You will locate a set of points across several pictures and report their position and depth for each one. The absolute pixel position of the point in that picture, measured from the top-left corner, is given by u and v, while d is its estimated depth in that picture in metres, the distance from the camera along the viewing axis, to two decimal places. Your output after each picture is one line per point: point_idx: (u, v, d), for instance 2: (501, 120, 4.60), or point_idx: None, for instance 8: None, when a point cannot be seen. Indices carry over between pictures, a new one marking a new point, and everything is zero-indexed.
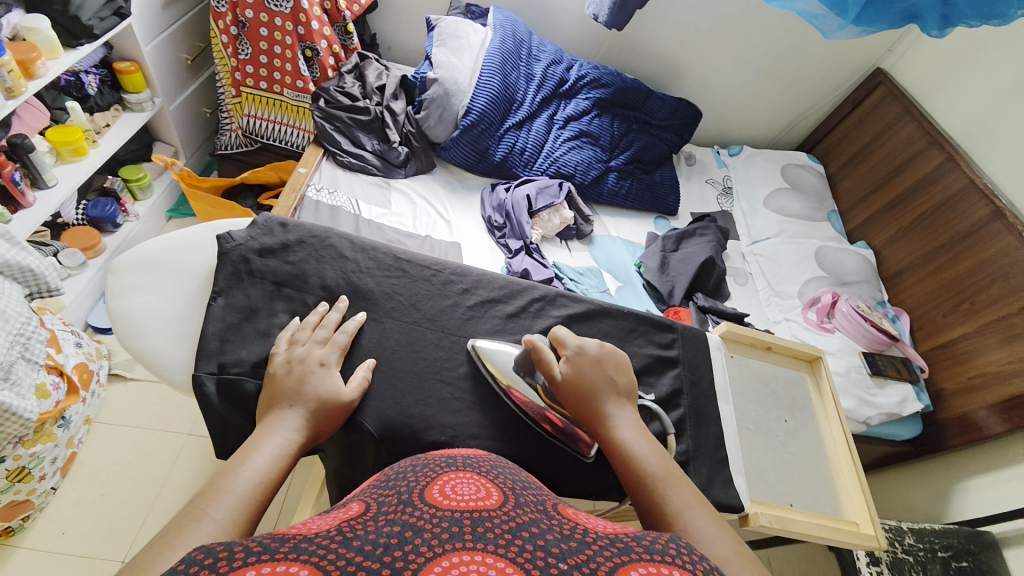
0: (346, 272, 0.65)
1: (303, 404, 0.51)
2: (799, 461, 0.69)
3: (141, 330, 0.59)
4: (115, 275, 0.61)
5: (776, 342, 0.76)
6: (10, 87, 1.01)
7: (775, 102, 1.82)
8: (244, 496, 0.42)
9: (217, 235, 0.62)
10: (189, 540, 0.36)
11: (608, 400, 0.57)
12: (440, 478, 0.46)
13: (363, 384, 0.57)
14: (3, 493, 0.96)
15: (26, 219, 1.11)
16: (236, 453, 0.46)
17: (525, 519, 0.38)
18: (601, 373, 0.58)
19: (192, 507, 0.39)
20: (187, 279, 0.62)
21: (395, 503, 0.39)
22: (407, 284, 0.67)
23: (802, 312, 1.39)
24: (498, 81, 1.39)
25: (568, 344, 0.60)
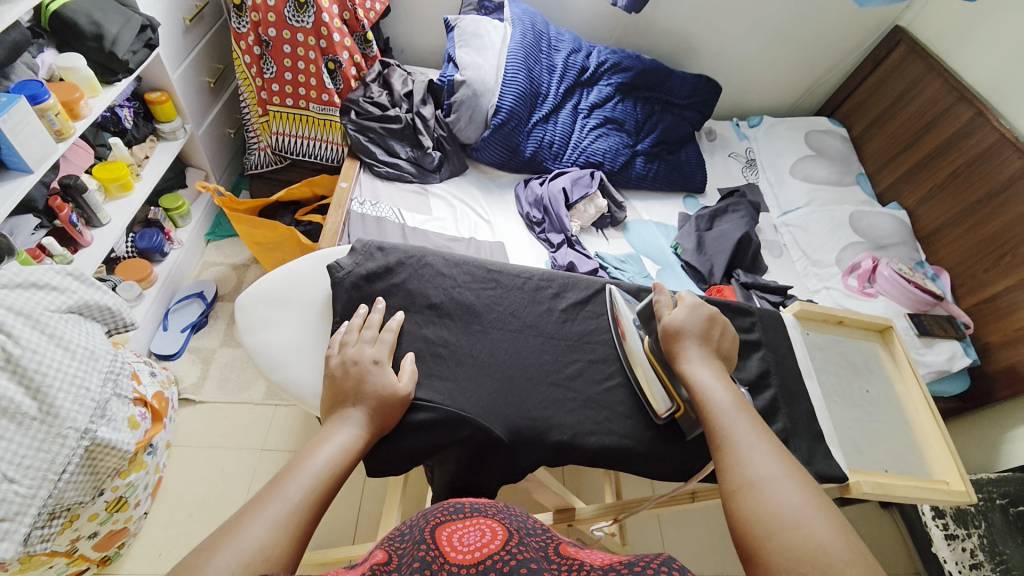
0: (447, 288, 0.67)
1: (365, 403, 0.54)
2: (886, 428, 0.73)
3: (277, 361, 0.61)
4: (243, 313, 0.64)
5: (848, 315, 0.79)
6: (60, 130, 0.99)
7: (793, 69, 1.81)
8: (315, 479, 0.46)
9: (328, 265, 0.65)
10: (267, 514, 0.41)
11: (694, 347, 0.60)
12: (449, 524, 0.50)
13: (412, 376, 0.59)
14: (102, 524, 0.99)
15: (86, 258, 1.14)
16: (310, 440, 0.49)
17: (524, 557, 0.44)
18: (696, 325, 0.61)
19: (271, 484, 0.44)
20: (309, 309, 0.65)
21: (409, 555, 0.45)
22: (503, 294, 0.69)
23: (842, 278, 1.41)
24: (524, 76, 1.40)
25: (687, 298, 0.64)
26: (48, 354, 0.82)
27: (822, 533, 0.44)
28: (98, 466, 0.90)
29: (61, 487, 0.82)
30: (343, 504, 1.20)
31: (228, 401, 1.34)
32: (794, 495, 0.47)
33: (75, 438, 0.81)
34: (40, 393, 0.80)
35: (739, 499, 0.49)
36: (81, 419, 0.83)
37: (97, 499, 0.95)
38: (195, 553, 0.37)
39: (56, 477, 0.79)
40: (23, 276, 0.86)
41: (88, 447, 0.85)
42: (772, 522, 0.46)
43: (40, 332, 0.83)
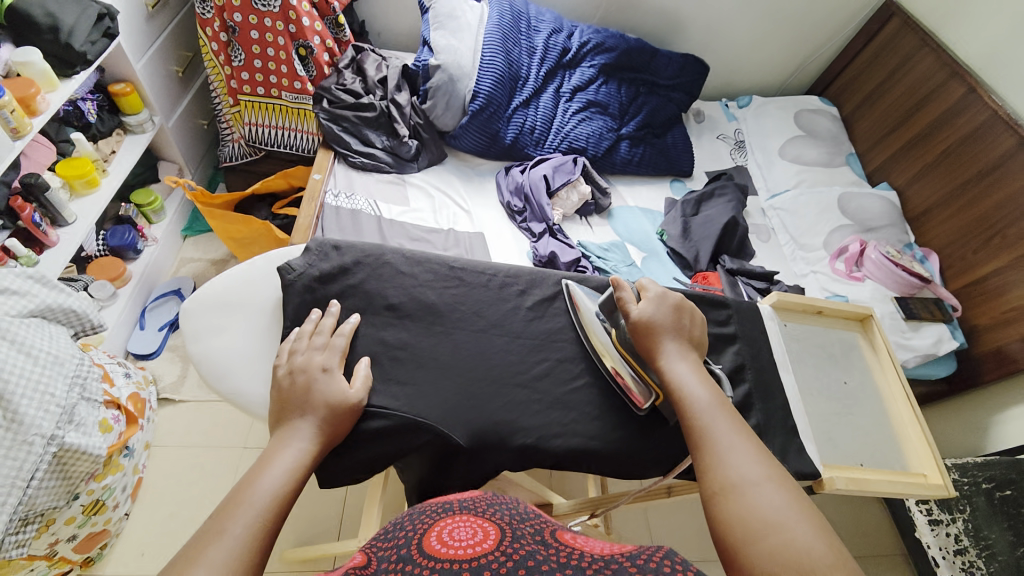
0: (407, 288, 0.65)
1: (314, 414, 0.52)
2: (865, 422, 0.72)
3: (224, 371, 0.60)
4: (189, 320, 0.61)
5: (827, 305, 0.78)
6: (16, 128, 0.95)
7: (782, 46, 1.76)
8: (261, 509, 0.44)
9: (278, 268, 0.63)
10: (206, 563, 0.39)
11: (667, 341, 0.59)
12: (438, 523, 0.48)
13: (366, 381, 0.58)
14: (81, 527, 0.98)
15: (52, 258, 1.10)
16: (253, 466, 0.47)
17: (522, 555, 0.42)
18: (667, 318, 0.60)
19: (212, 524, 0.42)
20: (259, 313, 0.63)
21: (393, 560, 0.43)
22: (468, 292, 0.67)
23: (830, 263, 1.39)
24: (502, 59, 1.35)
25: (650, 288, 0.62)
26: (11, 361, 0.79)
27: (805, 538, 0.43)
28: (70, 471, 0.88)
29: (31, 493, 0.80)
30: (327, 499, 1.20)
31: (208, 400, 1.32)
32: (777, 498, 0.46)
33: (42, 445, 0.80)
34: (2, 400, 0.77)
35: (720, 502, 0.48)
36: (47, 425, 0.81)
37: (72, 503, 0.93)
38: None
39: (25, 485, 0.78)
40: None
41: (56, 453, 0.83)
42: (756, 526, 0.44)
43: (1, 338, 0.80)
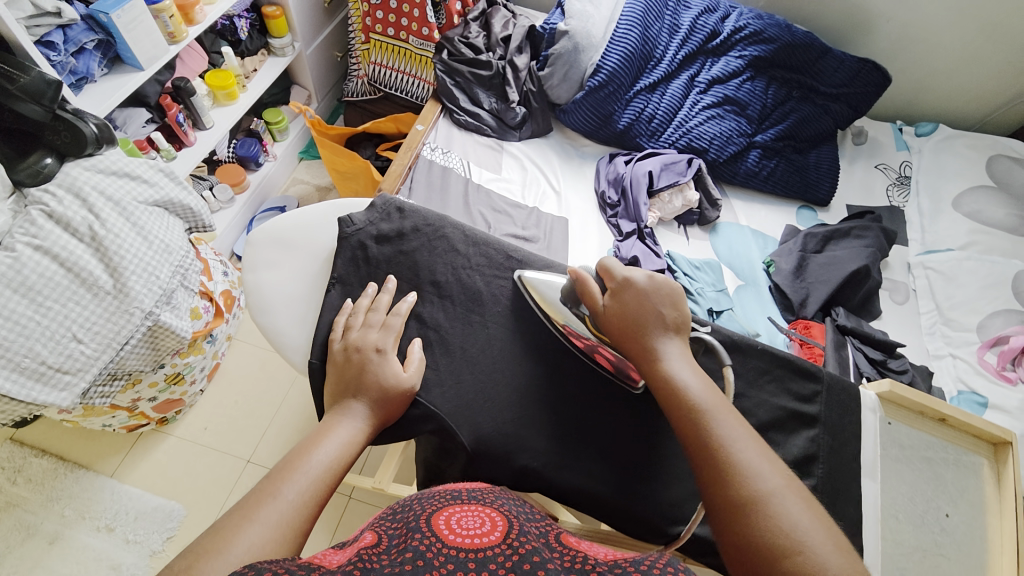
0: (456, 267, 0.64)
1: (367, 395, 0.52)
2: (953, 569, 0.58)
3: (268, 306, 0.62)
4: (252, 248, 0.63)
5: (954, 414, 0.62)
6: (172, 33, 1.06)
7: (1003, 70, 1.38)
8: (315, 479, 0.45)
9: (339, 218, 0.64)
10: (265, 516, 0.41)
11: (653, 332, 0.52)
12: (446, 508, 0.45)
13: (419, 365, 0.57)
14: (161, 391, 1.14)
15: (186, 157, 1.24)
16: (309, 436, 0.49)
17: (529, 550, 0.38)
18: (646, 303, 0.54)
19: (269, 484, 0.43)
20: (312, 259, 0.64)
21: (400, 536, 0.40)
22: (515, 287, 0.64)
23: (978, 351, 1.12)
24: (637, 35, 1.23)
25: (615, 274, 0.56)
26: (128, 240, 0.91)
27: (825, 558, 0.38)
28: (160, 343, 1.01)
29: (123, 354, 0.94)
30: None
31: None
32: (802, 513, 0.41)
33: (140, 317, 0.92)
34: (116, 272, 0.89)
35: (736, 521, 0.42)
36: (147, 302, 0.93)
37: (158, 370, 1.08)
38: (192, 552, 0.36)
39: (119, 346, 0.91)
40: (120, 165, 0.94)
41: (151, 326, 0.96)
42: (782, 548, 0.39)
43: (125, 218, 0.92)
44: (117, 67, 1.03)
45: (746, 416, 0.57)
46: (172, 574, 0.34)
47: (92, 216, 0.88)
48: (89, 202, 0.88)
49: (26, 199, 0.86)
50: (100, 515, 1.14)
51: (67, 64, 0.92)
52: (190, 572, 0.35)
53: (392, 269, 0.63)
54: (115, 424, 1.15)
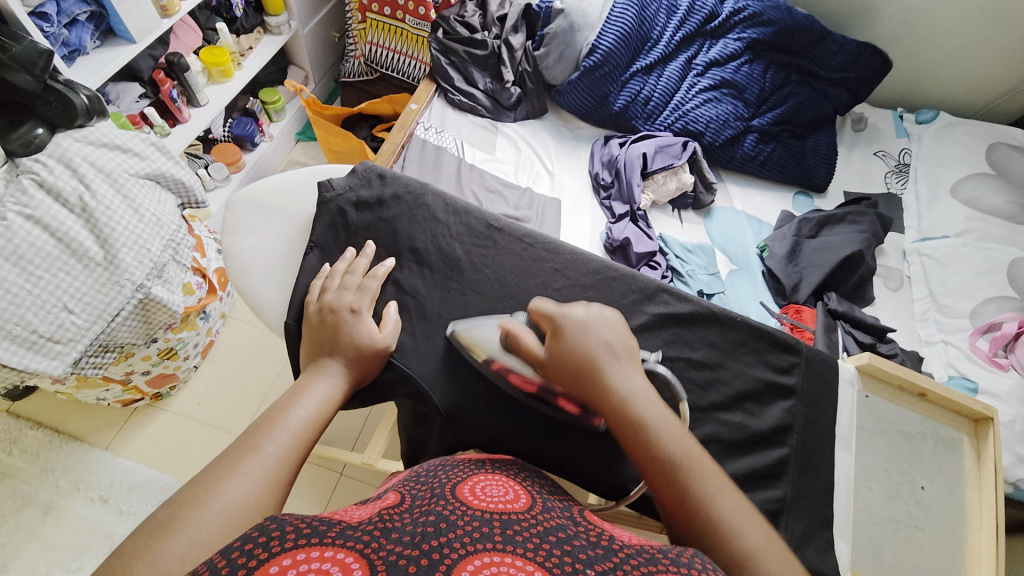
0: (435, 236, 0.64)
1: (342, 354, 0.53)
2: (925, 539, 0.59)
3: (245, 269, 0.62)
4: (231, 213, 0.64)
5: (933, 389, 0.62)
6: (165, 6, 1.05)
7: (1006, 56, 1.36)
8: (294, 433, 0.46)
9: (318, 183, 0.64)
10: (247, 468, 0.42)
11: (610, 371, 0.49)
12: (470, 478, 0.47)
13: (395, 327, 0.58)
14: (155, 365, 1.15)
15: (181, 133, 1.24)
16: (286, 394, 0.49)
17: (552, 525, 0.39)
18: (591, 340, 0.51)
19: (249, 438, 0.44)
20: (291, 224, 0.65)
21: (424, 499, 0.41)
22: (495, 257, 0.64)
23: (970, 337, 1.11)
24: (634, 15, 1.22)
25: (553, 313, 0.53)
26: (118, 212, 0.92)
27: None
28: (151, 317, 1.01)
29: (114, 326, 0.95)
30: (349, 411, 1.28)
31: None
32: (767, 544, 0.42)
33: (130, 289, 0.92)
34: (107, 243, 0.90)
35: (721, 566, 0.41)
36: (138, 274, 0.93)
37: (150, 344, 1.09)
38: (176, 504, 0.38)
39: (109, 317, 0.91)
40: (109, 137, 0.94)
41: (142, 299, 0.97)
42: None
43: (116, 191, 0.93)
44: (109, 40, 1.02)
45: (722, 385, 0.58)
46: (157, 524, 0.36)
47: (83, 187, 0.89)
48: (79, 173, 0.89)
49: (18, 169, 0.86)
50: (94, 486, 1.16)
51: (60, 36, 0.92)
52: (175, 523, 0.37)
53: (371, 235, 0.64)
54: (110, 398, 1.17)
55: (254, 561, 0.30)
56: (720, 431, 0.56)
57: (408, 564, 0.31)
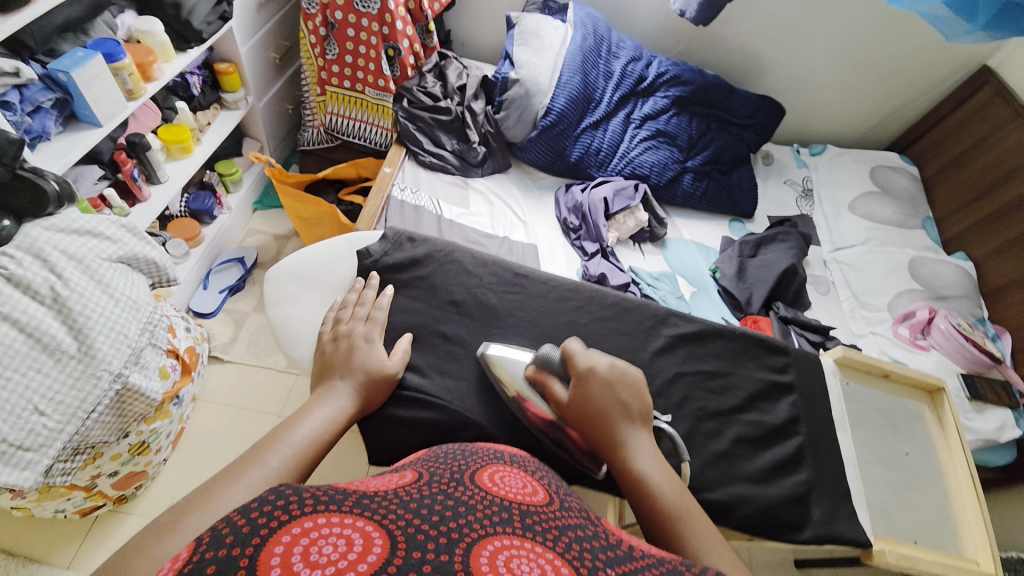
0: (470, 287, 0.80)
1: (352, 377, 0.63)
2: (922, 496, 0.72)
3: (297, 330, 0.75)
4: (278, 284, 0.79)
5: (894, 369, 0.78)
6: (131, 90, 1.06)
7: (865, 99, 1.70)
8: (298, 449, 0.53)
9: (359, 252, 0.81)
10: (250, 478, 0.48)
11: (623, 426, 0.60)
12: (490, 464, 0.51)
13: (403, 358, 0.71)
14: (125, 464, 1.04)
15: (143, 212, 1.21)
16: (295, 413, 0.57)
17: (568, 525, 0.42)
18: (612, 396, 0.61)
19: (256, 452, 0.51)
20: (333, 288, 0.80)
21: (447, 478, 0.45)
22: (525, 299, 0.80)
23: (893, 326, 1.32)
24: (579, 80, 1.39)
25: (579, 364, 0.64)
26: (95, 300, 0.86)
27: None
28: (127, 408, 0.94)
29: (88, 424, 0.86)
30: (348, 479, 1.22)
31: (252, 365, 1.38)
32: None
33: (108, 380, 0.85)
34: (81, 334, 0.84)
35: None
36: (116, 363, 0.86)
37: (122, 440, 0.99)
38: (180, 509, 0.43)
39: (84, 415, 0.83)
40: (80, 223, 0.90)
41: (119, 390, 0.89)
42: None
43: (89, 277, 0.87)
44: (72, 124, 1.00)
45: (737, 389, 0.72)
46: (161, 525, 0.41)
47: (54, 277, 0.83)
48: (52, 263, 0.84)
49: None
50: None
51: (23, 124, 0.89)
52: (177, 523, 0.41)
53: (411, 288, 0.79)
54: (66, 510, 1.03)
55: (274, 525, 0.32)
56: (746, 430, 0.69)
57: (428, 540, 0.33)
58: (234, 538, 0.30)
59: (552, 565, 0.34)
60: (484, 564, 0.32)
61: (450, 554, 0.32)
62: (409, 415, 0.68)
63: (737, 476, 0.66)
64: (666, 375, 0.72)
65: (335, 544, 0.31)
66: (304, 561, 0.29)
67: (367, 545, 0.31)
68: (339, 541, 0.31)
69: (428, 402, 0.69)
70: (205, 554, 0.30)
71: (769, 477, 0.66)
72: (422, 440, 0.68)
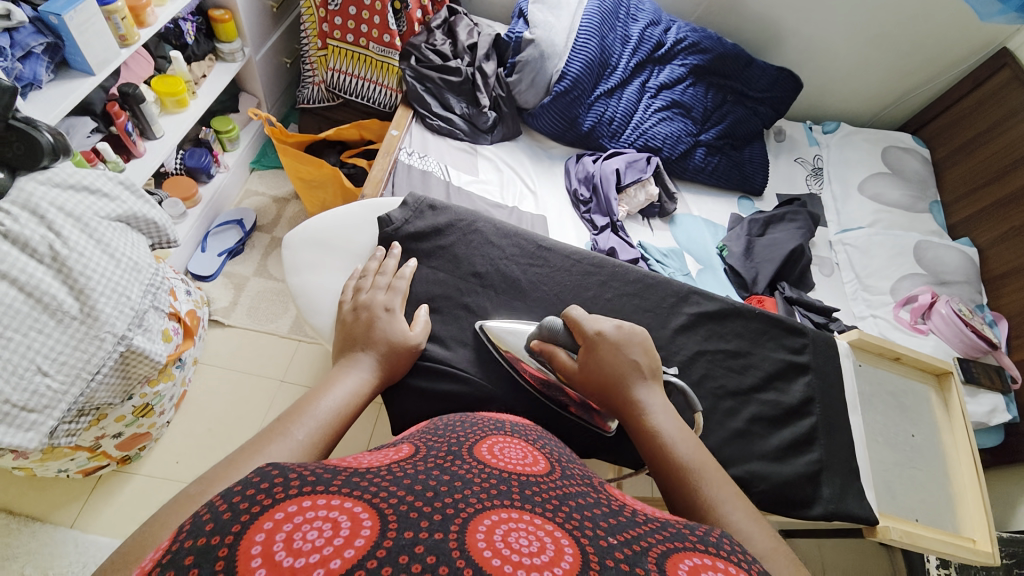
0: (493, 259, 0.80)
1: (375, 349, 0.63)
2: (923, 475, 0.82)
3: (315, 300, 0.75)
4: (294, 251, 0.79)
5: (905, 354, 0.87)
6: (124, 36, 1.00)
7: (884, 77, 1.66)
8: (322, 422, 0.52)
9: (380, 219, 0.80)
10: (273, 450, 0.47)
11: (637, 385, 0.59)
12: (489, 437, 0.48)
13: (425, 327, 0.70)
14: (128, 426, 1.03)
15: (138, 168, 1.16)
16: (318, 385, 0.56)
17: (572, 492, 0.39)
18: (623, 358, 0.60)
19: (281, 424, 0.51)
20: (351, 257, 0.79)
21: (444, 450, 0.42)
22: (548, 273, 0.80)
23: (893, 310, 1.33)
24: (596, 44, 1.33)
25: (587, 330, 0.63)
26: (95, 259, 0.83)
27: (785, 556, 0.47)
28: (131, 370, 0.92)
29: (93, 386, 0.85)
30: (352, 444, 1.24)
31: (254, 330, 1.36)
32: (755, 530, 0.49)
33: (112, 343, 0.84)
34: (83, 294, 0.81)
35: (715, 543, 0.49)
36: (119, 325, 0.84)
37: (126, 402, 0.98)
38: (206, 480, 0.43)
39: (88, 377, 0.82)
40: (76, 178, 0.86)
41: (123, 352, 0.88)
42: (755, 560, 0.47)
43: (89, 236, 0.84)
44: (63, 72, 0.95)
45: (755, 368, 0.78)
46: (188, 496, 0.41)
47: (53, 235, 0.80)
48: (48, 220, 0.80)
49: None
50: (66, 570, 1.02)
51: (15, 70, 0.84)
52: (203, 494, 0.41)
53: (434, 259, 0.78)
54: (71, 468, 1.04)
55: (257, 510, 0.30)
56: (762, 409, 0.75)
57: (421, 517, 0.31)
58: (214, 526, 0.29)
59: (552, 538, 0.31)
60: (482, 542, 0.30)
61: (445, 532, 0.30)
62: (429, 386, 0.69)
63: (754, 453, 0.72)
64: (687, 352, 0.77)
65: (319, 529, 0.29)
66: (287, 549, 0.27)
67: (354, 528, 0.29)
68: (324, 525, 0.29)
69: (451, 374, 0.70)
70: (185, 545, 0.29)
71: (783, 454, 0.73)
72: (441, 411, 0.69)
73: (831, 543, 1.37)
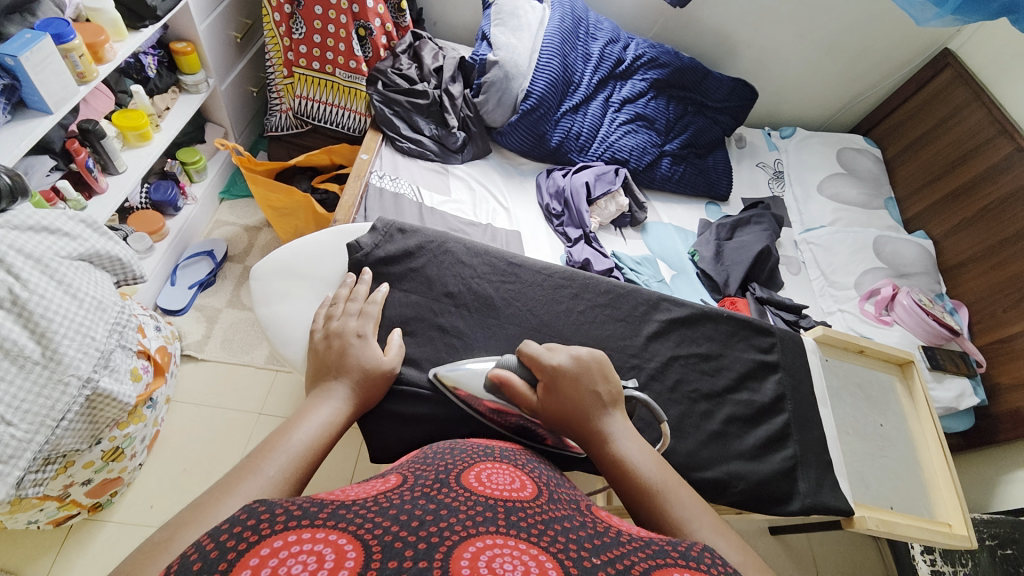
0: (465, 277, 0.81)
1: (349, 376, 0.62)
2: (895, 464, 0.85)
3: (286, 331, 0.74)
4: (263, 284, 0.78)
5: (869, 346, 0.91)
6: (82, 73, 0.99)
7: (833, 83, 1.75)
8: (294, 456, 0.51)
9: (350, 245, 0.80)
10: (245, 489, 0.46)
11: (597, 416, 0.60)
12: (478, 463, 0.48)
13: (399, 351, 0.70)
14: (98, 472, 0.99)
15: (100, 205, 1.14)
16: (289, 418, 0.55)
17: (558, 516, 0.39)
18: (582, 391, 0.60)
19: (251, 461, 0.49)
20: (320, 284, 0.79)
21: (432, 477, 0.42)
22: (521, 288, 0.81)
23: (860, 304, 1.38)
24: (558, 62, 1.37)
25: (544, 365, 0.62)
26: (56, 301, 0.81)
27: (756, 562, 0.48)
28: (98, 414, 0.89)
29: (58, 433, 0.81)
30: (335, 474, 1.21)
31: (229, 362, 1.33)
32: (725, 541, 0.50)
33: (77, 386, 0.80)
34: (45, 338, 0.78)
35: None
36: (84, 367, 0.82)
37: (94, 447, 0.95)
38: (174, 525, 0.41)
39: (54, 424, 0.78)
40: (36, 219, 0.83)
41: (89, 396, 0.84)
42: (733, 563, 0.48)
43: (50, 277, 0.82)
44: (20, 112, 0.93)
45: (728, 369, 0.80)
46: (153, 544, 0.39)
47: (12, 278, 0.77)
48: (6, 263, 0.77)
49: None
50: None
51: None
52: (171, 542, 0.39)
53: (407, 282, 0.79)
54: (39, 521, 0.99)
55: (244, 546, 0.29)
56: (737, 410, 0.77)
57: (405, 547, 0.30)
58: (202, 565, 0.28)
59: (537, 561, 0.32)
60: (465, 569, 0.30)
61: (429, 561, 0.30)
62: (407, 410, 0.69)
63: (731, 454, 0.74)
64: (661, 359, 0.78)
65: (304, 562, 0.28)
66: None
67: (340, 558, 0.29)
68: (308, 558, 0.29)
69: (430, 398, 0.70)
70: None
71: (760, 452, 0.75)
72: (419, 433, 0.69)
73: (819, 538, 1.39)
